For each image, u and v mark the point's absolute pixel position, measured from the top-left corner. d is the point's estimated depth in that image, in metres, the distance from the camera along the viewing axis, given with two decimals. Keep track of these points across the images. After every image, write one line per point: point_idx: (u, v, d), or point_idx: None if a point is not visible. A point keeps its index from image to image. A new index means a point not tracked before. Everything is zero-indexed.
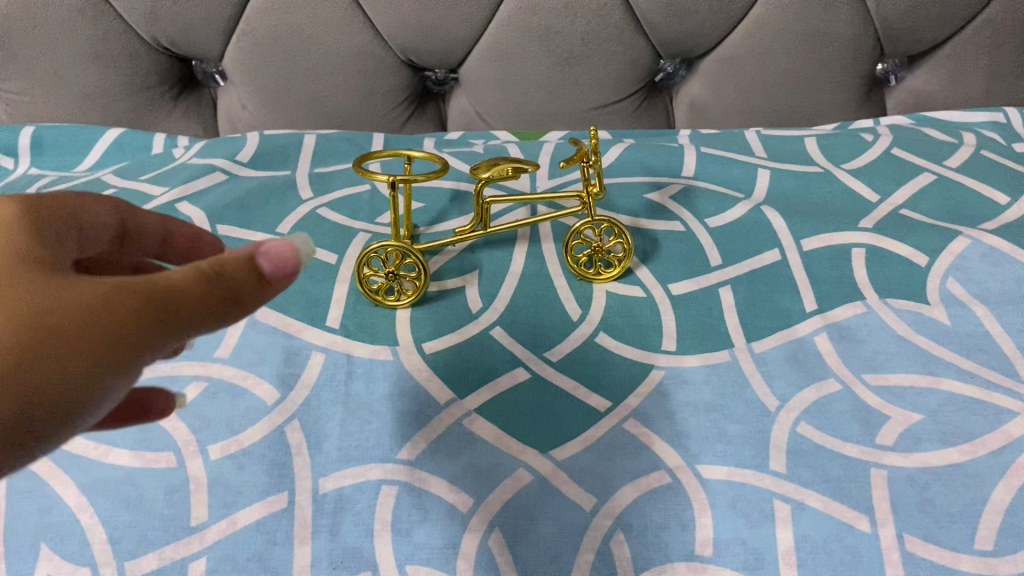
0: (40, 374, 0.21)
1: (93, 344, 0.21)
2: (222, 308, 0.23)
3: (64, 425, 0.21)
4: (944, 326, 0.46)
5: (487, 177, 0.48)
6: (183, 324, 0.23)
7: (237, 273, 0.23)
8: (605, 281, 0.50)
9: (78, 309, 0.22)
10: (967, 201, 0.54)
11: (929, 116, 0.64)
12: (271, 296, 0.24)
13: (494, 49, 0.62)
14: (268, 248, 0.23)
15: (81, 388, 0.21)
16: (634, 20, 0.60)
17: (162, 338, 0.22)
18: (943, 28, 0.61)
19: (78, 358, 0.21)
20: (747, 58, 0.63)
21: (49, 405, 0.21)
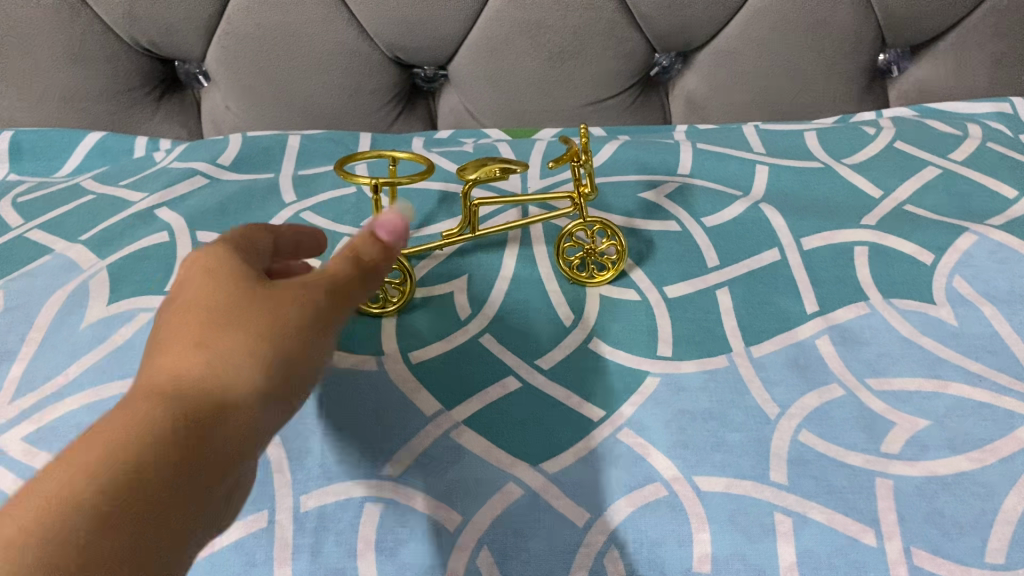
0: (279, 352, 0.29)
1: (322, 319, 0.31)
2: (370, 268, 0.35)
3: (312, 373, 0.31)
4: (951, 327, 0.45)
5: (474, 177, 0.46)
6: (353, 296, 0.34)
7: (377, 253, 0.35)
8: (598, 284, 0.48)
9: (286, 309, 0.30)
10: (973, 195, 0.52)
11: (933, 107, 0.62)
12: (396, 255, 0.36)
13: (484, 45, 0.60)
14: (377, 221, 0.35)
15: (316, 348, 0.31)
16: (627, 13, 0.58)
17: (342, 306, 0.33)
18: (947, 16, 0.59)
19: (308, 334, 0.30)
20: (744, 51, 0.61)
21: (301, 361, 0.30)
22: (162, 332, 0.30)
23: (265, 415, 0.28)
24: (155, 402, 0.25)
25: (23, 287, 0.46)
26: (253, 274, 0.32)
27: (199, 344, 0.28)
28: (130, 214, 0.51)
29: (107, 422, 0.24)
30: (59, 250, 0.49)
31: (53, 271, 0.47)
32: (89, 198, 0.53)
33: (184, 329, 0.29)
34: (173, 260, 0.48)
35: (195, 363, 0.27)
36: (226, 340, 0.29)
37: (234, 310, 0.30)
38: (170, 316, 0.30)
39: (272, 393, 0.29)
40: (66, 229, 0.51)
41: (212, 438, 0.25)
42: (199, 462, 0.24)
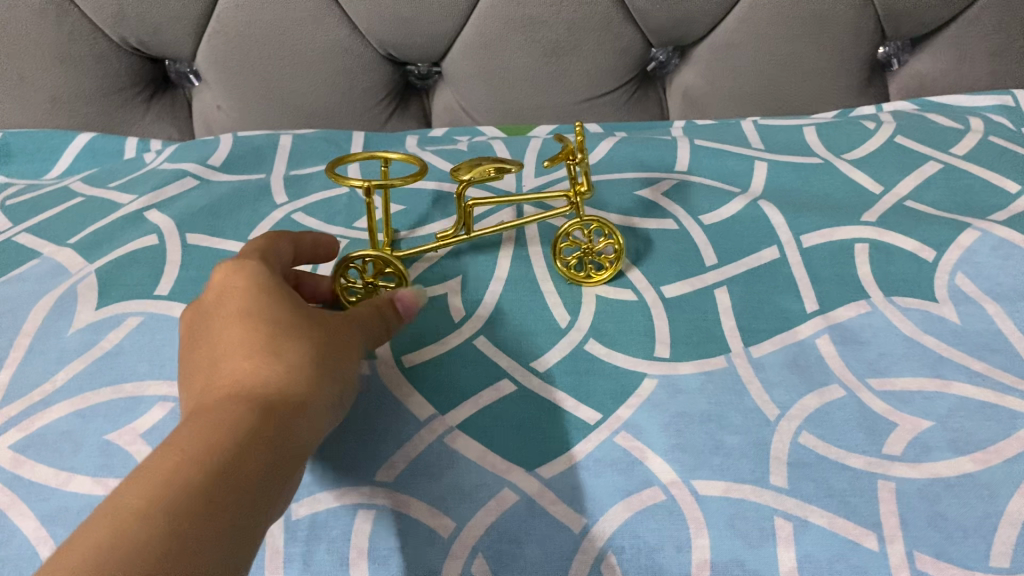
0: (330, 370, 0.34)
1: (354, 350, 0.37)
2: (384, 332, 0.40)
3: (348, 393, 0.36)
4: (953, 325, 0.44)
5: (467, 178, 0.45)
6: (369, 344, 0.39)
7: (393, 320, 0.41)
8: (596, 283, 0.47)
9: (327, 335, 0.35)
10: (975, 190, 0.51)
11: (934, 100, 0.61)
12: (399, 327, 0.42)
13: (478, 41, 0.59)
14: (398, 295, 0.42)
15: (352, 373, 0.36)
16: (623, 8, 0.57)
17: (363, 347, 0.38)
18: (947, 8, 0.58)
19: (346, 359, 0.35)
20: (742, 45, 0.60)
21: (344, 382, 0.35)
22: (212, 337, 0.34)
23: (323, 416, 0.33)
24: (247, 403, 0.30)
25: (11, 292, 0.46)
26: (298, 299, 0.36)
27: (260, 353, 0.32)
28: (120, 217, 0.51)
29: (215, 418, 0.28)
30: (47, 254, 0.48)
31: (41, 275, 0.47)
32: (78, 200, 0.53)
33: (242, 337, 0.33)
34: (162, 263, 0.47)
35: (268, 369, 0.32)
36: (285, 349, 0.33)
37: (292, 325, 0.34)
38: (219, 322, 0.34)
39: (326, 402, 0.33)
40: (55, 232, 0.50)
41: (291, 435, 0.30)
42: (281, 457, 0.29)
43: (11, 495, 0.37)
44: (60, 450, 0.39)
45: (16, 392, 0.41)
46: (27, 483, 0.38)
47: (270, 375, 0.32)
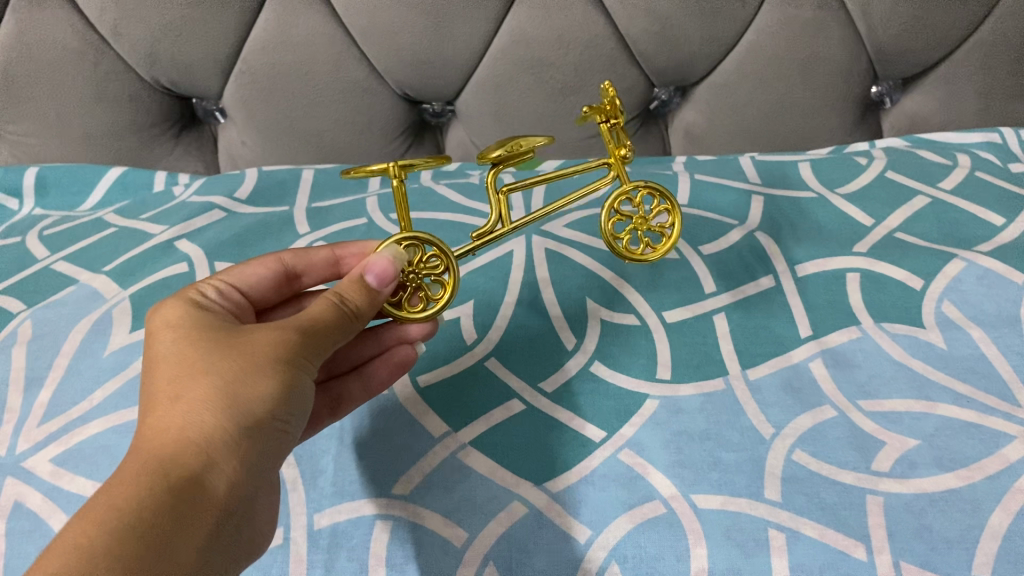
0: (258, 395, 0.33)
1: (295, 359, 0.34)
2: (351, 320, 0.37)
3: (296, 409, 0.35)
4: (939, 349, 0.46)
5: (498, 157, 0.39)
6: (329, 339, 0.36)
7: (362, 301, 0.37)
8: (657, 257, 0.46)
9: (253, 363, 0.33)
10: (961, 223, 0.54)
11: (925, 137, 0.64)
12: (381, 302, 0.38)
13: (489, 81, 0.63)
14: (366, 269, 0.37)
15: (294, 385, 0.34)
16: (626, 50, 0.61)
17: (314, 350, 0.36)
18: (935, 49, 0.61)
19: (281, 373, 0.34)
20: (739, 87, 0.63)
21: (282, 399, 0.34)
22: (149, 390, 0.34)
23: (249, 454, 0.32)
24: (144, 466, 0.30)
25: (50, 316, 0.48)
26: (231, 333, 0.35)
27: (172, 400, 0.32)
28: (151, 246, 0.54)
29: (107, 490, 0.29)
30: (82, 281, 0.51)
31: (78, 300, 0.50)
32: (111, 231, 0.56)
33: (164, 383, 0.33)
34: None
35: (177, 420, 0.32)
36: (194, 392, 0.32)
37: (203, 365, 0.33)
38: (153, 368, 0.35)
39: (254, 432, 0.33)
40: (90, 260, 0.53)
41: (195, 490, 0.30)
42: (180, 516, 0.29)
43: (51, 504, 0.40)
44: (98, 463, 0.41)
45: (55, 409, 0.44)
46: (67, 494, 0.40)
47: (177, 427, 0.31)
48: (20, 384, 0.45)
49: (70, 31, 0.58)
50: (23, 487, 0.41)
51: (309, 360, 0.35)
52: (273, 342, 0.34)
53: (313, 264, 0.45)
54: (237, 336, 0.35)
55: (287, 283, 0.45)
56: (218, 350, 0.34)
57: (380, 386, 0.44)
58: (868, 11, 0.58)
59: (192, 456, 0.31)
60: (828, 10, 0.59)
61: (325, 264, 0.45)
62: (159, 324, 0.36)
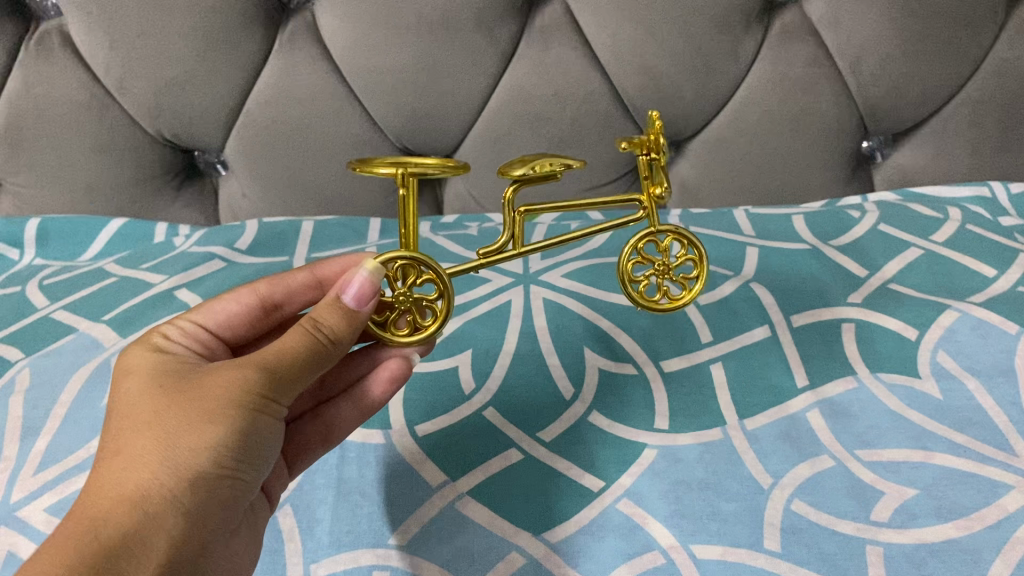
0: (204, 445, 0.33)
1: (255, 399, 0.34)
2: (328, 348, 0.37)
3: (255, 452, 0.35)
4: (936, 400, 0.46)
5: (522, 175, 0.39)
6: (295, 374, 0.36)
7: (342, 328, 0.37)
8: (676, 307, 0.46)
9: (200, 411, 0.34)
10: (955, 274, 0.54)
11: (916, 191, 0.65)
12: (362, 321, 0.37)
13: (488, 136, 0.64)
14: (346, 288, 0.37)
15: (250, 428, 0.34)
16: (621, 105, 0.62)
17: (279, 387, 0.35)
18: (923, 106, 0.63)
19: (233, 416, 0.34)
20: (732, 142, 0.64)
21: (233, 445, 0.34)
22: (105, 437, 0.35)
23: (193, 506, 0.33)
24: (79, 528, 0.31)
25: (48, 365, 0.48)
26: (186, 379, 0.36)
27: (120, 451, 0.33)
28: (151, 295, 0.54)
29: (42, 552, 0.30)
30: (82, 330, 0.51)
31: (76, 349, 0.50)
32: (111, 280, 0.56)
33: (115, 435, 0.34)
34: None
35: (122, 474, 0.33)
36: (141, 443, 0.33)
37: (154, 418, 0.34)
38: (111, 413, 0.36)
39: (200, 483, 0.33)
40: (90, 310, 0.53)
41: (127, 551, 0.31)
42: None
43: None
44: None
45: (52, 458, 0.43)
46: None
47: (119, 480, 0.32)
48: (16, 433, 0.45)
49: (76, 85, 0.60)
50: (17, 537, 0.40)
51: (273, 398, 0.35)
52: (229, 382, 0.34)
53: (291, 291, 0.44)
54: (193, 381, 0.35)
55: (265, 314, 0.45)
56: (172, 399, 0.34)
57: (370, 407, 0.44)
58: (857, 68, 0.60)
59: (128, 514, 0.31)
60: (818, 67, 0.60)
61: (303, 288, 0.45)
62: (126, 372, 0.37)
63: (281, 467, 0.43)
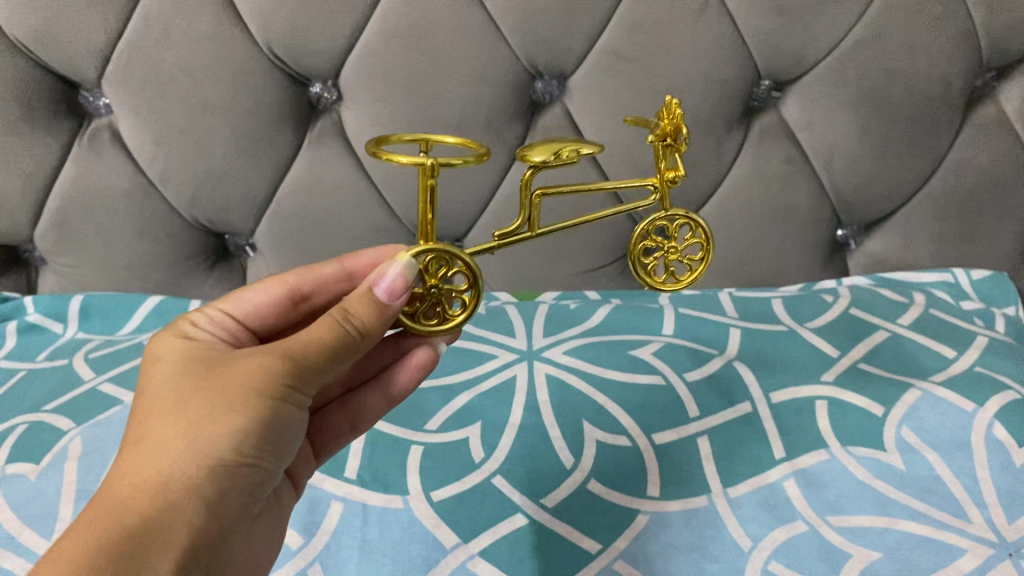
0: (222, 432, 0.37)
1: (275, 388, 0.38)
2: (356, 338, 0.39)
3: (276, 433, 0.39)
4: (899, 471, 0.52)
5: (540, 161, 0.43)
6: (318, 365, 0.39)
7: (372, 317, 0.39)
8: (681, 285, 0.52)
9: (222, 403, 0.37)
10: (918, 355, 0.60)
11: (886, 276, 0.71)
12: (391, 315, 0.39)
13: (495, 224, 0.70)
14: (378, 281, 0.39)
15: (270, 417, 0.38)
16: (615, 198, 0.69)
17: (301, 377, 0.39)
18: (890, 200, 0.69)
19: (253, 407, 0.37)
20: (718, 230, 0.70)
21: (252, 435, 0.38)
22: (137, 418, 0.39)
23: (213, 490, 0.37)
24: (111, 513, 0.36)
25: (98, 433, 0.54)
26: (212, 368, 0.39)
27: (147, 438, 0.38)
28: None
29: (81, 532, 0.35)
30: (127, 400, 0.56)
31: (123, 419, 0.55)
32: None
33: (145, 420, 0.38)
34: None
35: (148, 454, 0.37)
36: (167, 433, 0.37)
37: (178, 408, 0.38)
38: (143, 397, 0.40)
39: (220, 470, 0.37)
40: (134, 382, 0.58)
41: (154, 535, 0.36)
42: (142, 557, 0.35)
43: None
44: None
45: None
46: None
47: (145, 457, 0.37)
48: (71, 496, 0.50)
49: (123, 177, 0.66)
50: None
51: (295, 388, 0.39)
52: (250, 375, 0.38)
53: (321, 283, 0.48)
54: (218, 372, 0.39)
55: (294, 302, 0.49)
56: (197, 390, 0.38)
57: (395, 397, 0.50)
58: (829, 167, 0.67)
59: (153, 500, 0.36)
60: (794, 165, 0.67)
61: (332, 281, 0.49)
62: (157, 359, 0.42)
63: (308, 454, 0.49)
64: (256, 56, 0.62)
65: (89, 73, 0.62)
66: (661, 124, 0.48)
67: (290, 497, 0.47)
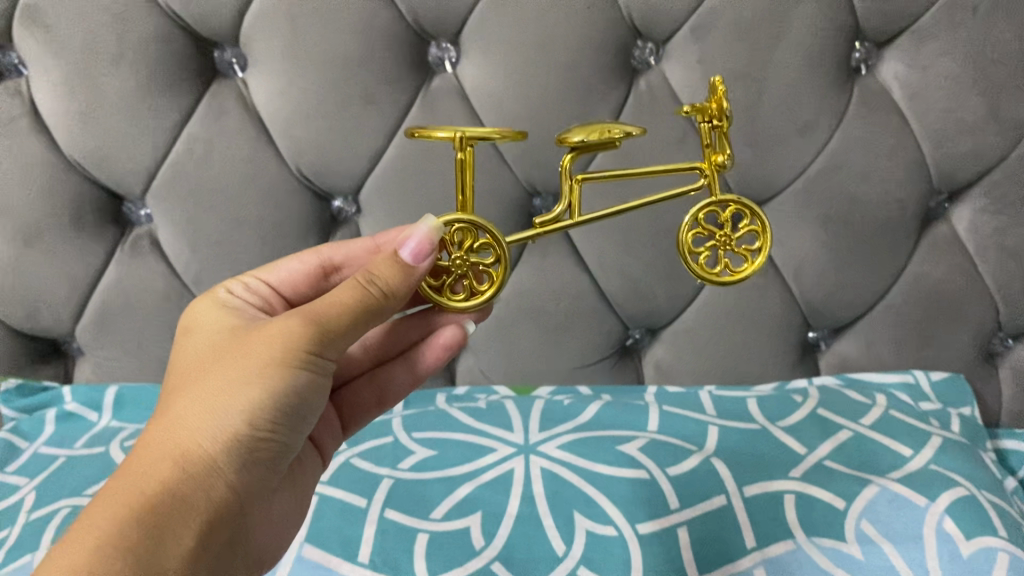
0: (251, 397, 0.44)
1: (304, 351, 0.45)
2: (377, 301, 0.46)
3: (301, 397, 0.45)
4: (857, 560, 0.58)
5: (579, 141, 0.47)
6: (341, 330, 0.46)
7: (394, 280, 0.47)
8: (735, 276, 0.53)
9: (256, 363, 0.44)
10: (879, 453, 0.66)
11: (853, 377, 0.78)
12: (415, 276, 0.47)
13: (496, 324, 0.77)
14: (404, 245, 0.47)
15: (297, 375, 0.45)
16: (605, 302, 0.76)
17: (326, 343, 0.45)
18: (855, 307, 0.76)
19: (282, 367, 0.44)
20: (699, 331, 0.77)
21: (281, 393, 0.44)
22: (181, 382, 0.47)
23: (246, 442, 0.44)
24: (162, 460, 0.43)
25: None
26: (248, 337, 0.47)
27: (191, 393, 0.45)
28: None
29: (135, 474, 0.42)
30: None
31: None
32: None
33: (188, 382, 0.46)
34: None
35: (191, 406, 0.44)
36: (208, 390, 0.44)
37: (217, 370, 0.45)
38: (188, 364, 0.47)
39: (253, 422, 0.44)
40: None
41: (194, 478, 0.42)
42: (184, 499, 0.42)
43: None
44: None
45: None
46: None
47: (182, 423, 0.44)
48: None
49: (160, 279, 0.74)
50: None
51: (320, 352, 0.45)
52: (280, 337, 0.45)
53: (350, 260, 0.58)
54: (250, 340, 0.46)
55: (325, 276, 0.58)
56: (233, 355, 0.46)
57: (419, 372, 0.60)
58: (798, 278, 0.74)
59: (196, 448, 0.43)
60: (766, 276, 0.74)
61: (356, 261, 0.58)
62: (200, 337, 0.49)
63: (334, 426, 0.60)
64: (287, 178, 0.70)
65: (136, 188, 0.70)
66: (708, 107, 0.52)
67: (317, 463, 0.57)
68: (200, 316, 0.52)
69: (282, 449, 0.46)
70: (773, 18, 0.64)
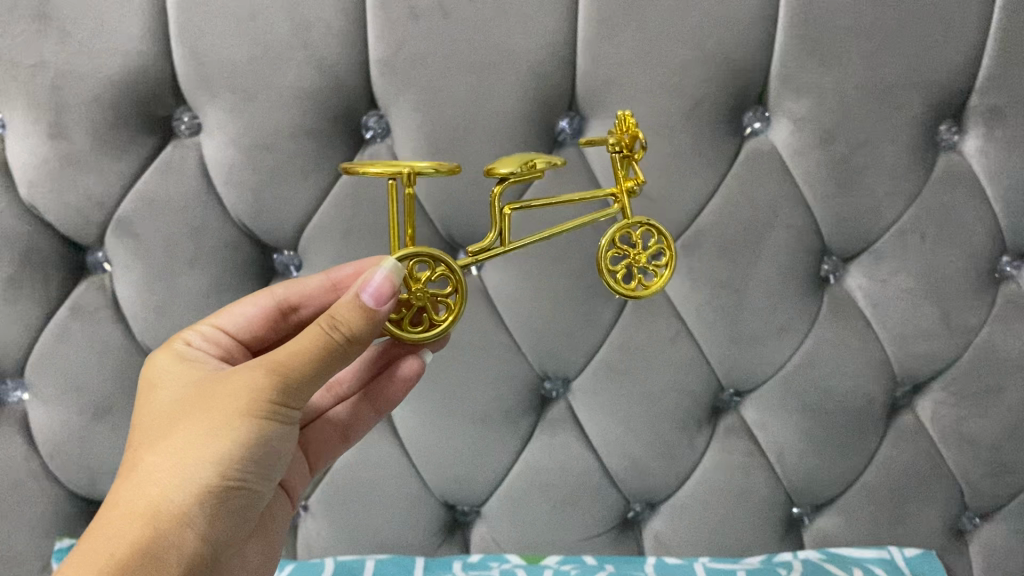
0: (220, 449, 0.49)
1: (268, 403, 0.51)
2: (341, 344, 0.51)
3: (267, 443, 0.51)
4: None
5: (511, 172, 0.55)
6: (303, 380, 0.51)
7: (355, 322, 0.51)
8: (649, 288, 0.62)
9: (226, 416, 0.50)
10: None
11: (834, 551, 0.86)
12: (378, 318, 0.51)
13: (509, 496, 0.85)
14: (366, 287, 0.51)
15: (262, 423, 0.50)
16: (608, 478, 0.84)
17: (288, 392, 0.51)
18: (833, 487, 0.85)
19: (249, 420, 0.50)
20: (693, 506, 0.85)
21: (248, 441, 0.50)
22: (150, 436, 0.52)
23: (218, 491, 0.49)
24: (136, 516, 0.48)
25: None
26: (215, 391, 0.52)
27: (163, 448, 0.50)
28: None
29: (114, 530, 0.47)
30: None
31: None
32: None
33: (159, 437, 0.51)
34: None
35: (164, 459, 0.49)
36: (179, 445, 0.50)
37: (187, 426, 0.50)
38: (157, 421, 0.53)
39: (222, 471, 0.49)
40: None
41: (168, 530, 0.48)
42: (160, 552, 0.47)
43: None
44: None
45: None
46: None
47: (155, 474, 0.49)
48: None
49: None
50: None
51: (283, 401, 0.51)
52: (247, 393, 0.51)
53: (303, 300, 0.66)
54: (217, 396, 0.52)
55: (285, 315, 0.67)
56: (202, 411, 0.51)
57: (384, 403, 0.68)
58: (781, 460, 0.84)
59: (170, 500, 0.48)
60: (753, 457, 0.83)
61: (310, 302, 0.66)
62: (168, 396, 0.55)
63: (305, 465, 0.68)
64: None
65: None
66: (618, 139, 0.63)
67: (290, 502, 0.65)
68: (166, 373, 0.58)
69: (250, 495, 0.52)
70: (750, 239, 0.75)
